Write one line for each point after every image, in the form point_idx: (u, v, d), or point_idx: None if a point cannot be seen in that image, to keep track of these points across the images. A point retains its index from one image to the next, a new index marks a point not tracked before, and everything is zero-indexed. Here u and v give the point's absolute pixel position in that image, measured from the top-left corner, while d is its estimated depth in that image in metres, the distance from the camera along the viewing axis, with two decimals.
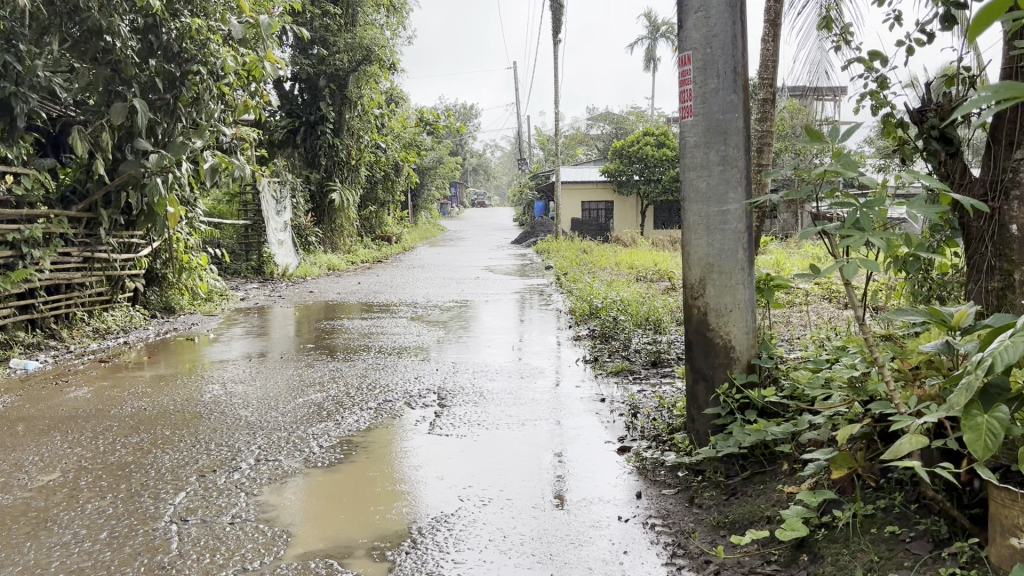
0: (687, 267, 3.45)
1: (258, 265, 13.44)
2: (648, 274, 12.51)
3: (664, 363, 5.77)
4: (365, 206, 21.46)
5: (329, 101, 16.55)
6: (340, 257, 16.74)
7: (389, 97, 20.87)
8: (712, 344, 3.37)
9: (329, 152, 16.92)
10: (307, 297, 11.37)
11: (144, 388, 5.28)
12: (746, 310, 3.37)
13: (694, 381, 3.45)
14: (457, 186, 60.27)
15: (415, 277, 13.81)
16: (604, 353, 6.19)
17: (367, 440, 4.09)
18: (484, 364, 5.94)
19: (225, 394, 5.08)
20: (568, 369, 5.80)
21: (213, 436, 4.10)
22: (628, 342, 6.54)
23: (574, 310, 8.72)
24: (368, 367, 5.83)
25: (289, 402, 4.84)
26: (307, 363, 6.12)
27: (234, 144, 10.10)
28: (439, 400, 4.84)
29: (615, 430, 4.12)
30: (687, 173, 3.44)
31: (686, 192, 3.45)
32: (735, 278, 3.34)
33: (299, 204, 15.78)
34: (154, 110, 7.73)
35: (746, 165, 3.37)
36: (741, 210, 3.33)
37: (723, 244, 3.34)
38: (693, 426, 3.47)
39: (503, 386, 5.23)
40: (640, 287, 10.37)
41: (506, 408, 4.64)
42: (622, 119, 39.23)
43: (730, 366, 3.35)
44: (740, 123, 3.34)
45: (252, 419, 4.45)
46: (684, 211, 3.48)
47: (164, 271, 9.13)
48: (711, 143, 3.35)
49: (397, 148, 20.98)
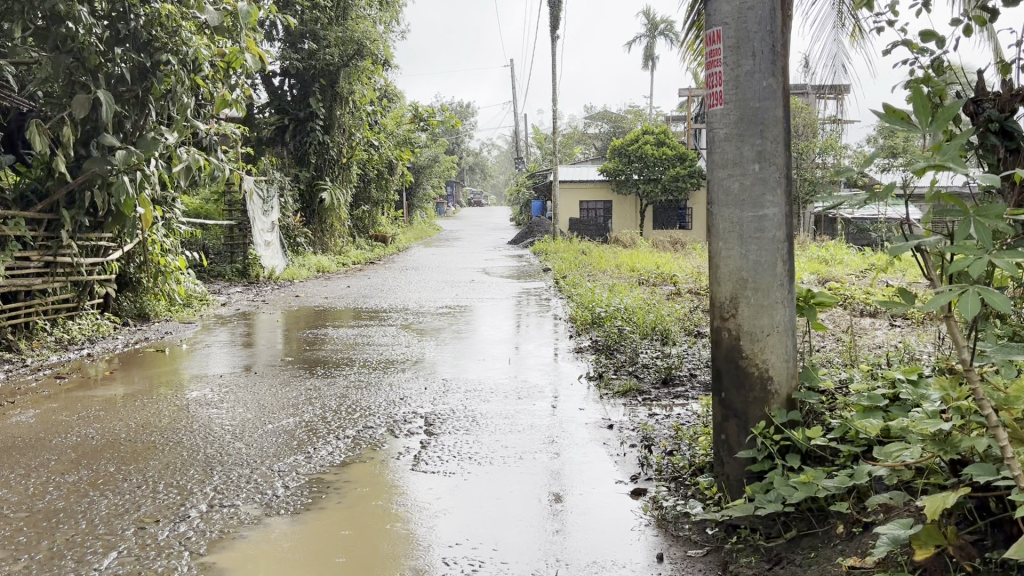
0: (715, 283, 2.92)
1: (243, 267, 12.90)
2: (652, 279, 11.96)
3: (676, 383, 5.24)
4: (357, 205, 20.90)
5: (319, 97, 16.04)
6: (330, 259, 16.20)
7: (383, 94, 20.35)
8: (744, 375, 2.85)
9: (319, 150, 16.39)
10: (293, 303, 10.81)
11: (98, 410, 4.73)
12: (785, 334, 2.84)
13: (724, 418, 2.92)
14: (453, 185, 59.68)
15: (408, 281, 13.25)
16: (609, 369, 5.65)
17: (341, 479, 3.54)
18: (477, 380, 5.40)
19: (187, 419, 4.53)
20: (571, 388, 5.27)
21: (164, 474, 3.55)
22: (635, 356, 6.01)
23: (575, 318, 8.19)
24: (351, 386, 5.29)
25: (257, 429, 4.29)
26: (283, 380, 5.58)
27: (215, 141, 9.56)
28: (425, 427, 4.31)
29: (626, 468, 3.60)
30: (714, 172, 2.92)
31: (713, 194, 2.92)
32: (773, 296, 2.82)
33: (288, 204, 15.23)
34: (122, 103, 7.19)
35: (786, 162, 2.85)
36: (780, 215, 2.81)
37: (759, 257, 2.82)
38: (722, 470, 2.94)
39: (498, 409, 4.69)
40: (643, 293, 9.82)
41: (501, 437, 4.11)
42: (620, 118, 38.67)
43: (766, 401, 2.83)
44: (779, 113, 2.82)
45: (211, 450, 3.91)
46: (710, 215, 2.94)
47: (138, 275, 8.59)
48: (743, 136, 2.82)
49: (391, 146, 20.40)
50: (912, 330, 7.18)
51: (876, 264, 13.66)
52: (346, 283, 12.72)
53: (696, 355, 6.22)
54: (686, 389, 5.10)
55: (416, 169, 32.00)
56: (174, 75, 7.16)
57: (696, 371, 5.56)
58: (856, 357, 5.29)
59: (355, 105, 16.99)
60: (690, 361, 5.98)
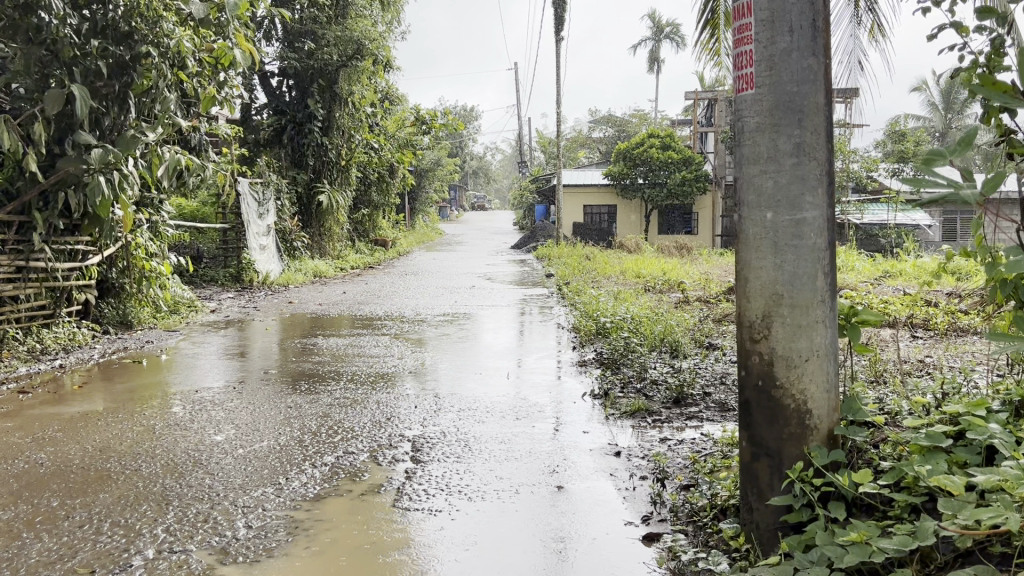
0: (742, 299, 2.50)
1: (236, 272, 12.50)
2: (658, 285, 11.51)
3: (689, 403, 4.81)
4: (357, 209, 20.48)
5: (318, 98, 15.68)
6: (328, 263, 15.79)
7: (384, 96, 19.98)
8: (779, 408, 2.42)
9: (317, 151, 16.00)
10: (285, 309, 10.39)
11: (55, 432, 4.31)
12: (826, 359, 2.43)
13: (753, 457, 2.49)
14: (456, 189, 59.24)
15: (407, 286, 12.82)
16: (616, 386, 5.22)
17: (312, 518, 3.11)
18: (473, 398, 4.97)
19: (151, 442, 4.10)
20: (574, 407, 4.84)
21: (111, 512, 3.12)
22: (644, 371, 5.59)
23: (579, 327, 7.75)
24: (334, 404, 4.86)
25: (225, 456, 3.86)
26: (263, 396, 5.16)
27: (204, 140, 9.18)
28: (413, 454, 3.88)
29: (636, 506, 3.18)
30: (741, 170, 2.50)
31: (740, 195, 2.50)
32: (813, 316, 2.40)
33: (285, 206, 14.82)
34: (101, 99, 6.81)
35: (827, 158, 2.43)
36: (821, 220, 2.39)
37: (796, 268, 2.39)
38: (751, 518, 2.51)
39: (493, 432, 4.25)
40: (650, 301, 9.38)
41: (496, 465, 3.69)
42: (625, 122, 38.25)
43: (804, 437, 2.41)
44: (820, 100, 2.40)
45: (171, 482, 3.48)
46: (738, 220, 2.52)
47: (121, 280, 8.19)
48: (779, 125, 2.40)
49: (391, 149, 20.00)
50: (937, 344, 6.74)
51: (889, 272, 13.22)
52: (343, 288, 12.31)
53: (710, 371, 5.79)
54: (700, 410, 4.67)
55: (419, 173, 31.59)
56: (156, 70, 6.81)
57: (710, 390, 5.14)
58: (883, 374, 4.86)
59: (355, 106, 16.61)
60: (703, 377, 5.55)
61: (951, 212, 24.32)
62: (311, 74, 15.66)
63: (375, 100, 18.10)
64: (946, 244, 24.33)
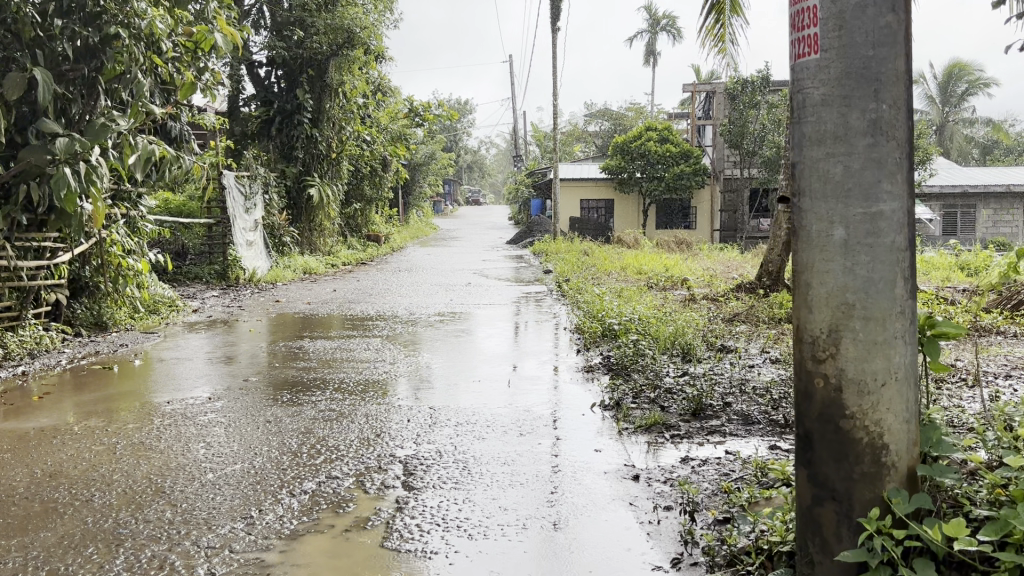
0: (801, 311, 2.06)
1: (222, 269, 12.03)
2: (661, 282, 11.07)
3: (708, 415, 4.39)
4: (349, 204, 20.00)
5: (307, 88, 15.22)
6: (319, 259, 15.32)
7: (376, 88, 19.50)
8: (849, 443, 1.98)
9: (307, 144, 15.51)
10: (272, 308, 9.94)
11: (4, 452, 3.85)
12: (905, 384, 1.99)
13: (815, 500, 2.05)
14: (451, 183, 58.67)
15: (400, 283, 12.34)
16: (627, 395, 4.79)
17: (286, 561, 2.67)
18: (470, 410, 4.52)
19: (110, 466, 3.64)
20: (582, 420, 4.41)
21: (48, 557, 2.67)
22: (656, 378, 5.16)
23: (582, 328, 7.30)
24: (317, 418, 4.40)
25: (191, 482, 3.41)
26: (241, 408, 4.71)
27: (185, 131, 8.72)
28: (405, 479, 3.43)
29: (664, 546, 2.74)
30: (799, 153, 2.05)
31: (799, 183, 2.05)
32: (891, 330, 1.96)
33: (274, 201, 14.32)
34: (67, 85, 6.36)
35: (908, 139, 1.98)
36: (901, 216, 1.95)
37: (871, 272, 1.96)
38: (812, 573, 2.09)
39: (494, 451, 3.81)
40: (654, 299, 8.93)
41: (499, 493, 3.25)
42: (620, 115, 37.80)
43: (880, 477, 1.97)
44: (901, 66, 1.95)
45: (125, 516, 3.03)
46: (795, 214, 2.08)
47: (94, 280, 7.72)
48: (851, 98, 1.95)
49: (384, 142, 19.53)
50: (963, 346, 6.31)
51: None
52: (333, 286, 11.88)
53: (728, 377, 5.36)
54: (721, 424, 4.26)
55: (413, 167, 31.14)
56: (128, 52, 6.38)
57: (731, 400, 4.72)
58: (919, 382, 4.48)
59: (345, 97, 16.13)
60: (720, 385, 5.13)
61: (952, 206, 23.92)
62: (301, 64, 15.22)
63: (366, 91, 17.62)
64: (948, 239, 23.93)
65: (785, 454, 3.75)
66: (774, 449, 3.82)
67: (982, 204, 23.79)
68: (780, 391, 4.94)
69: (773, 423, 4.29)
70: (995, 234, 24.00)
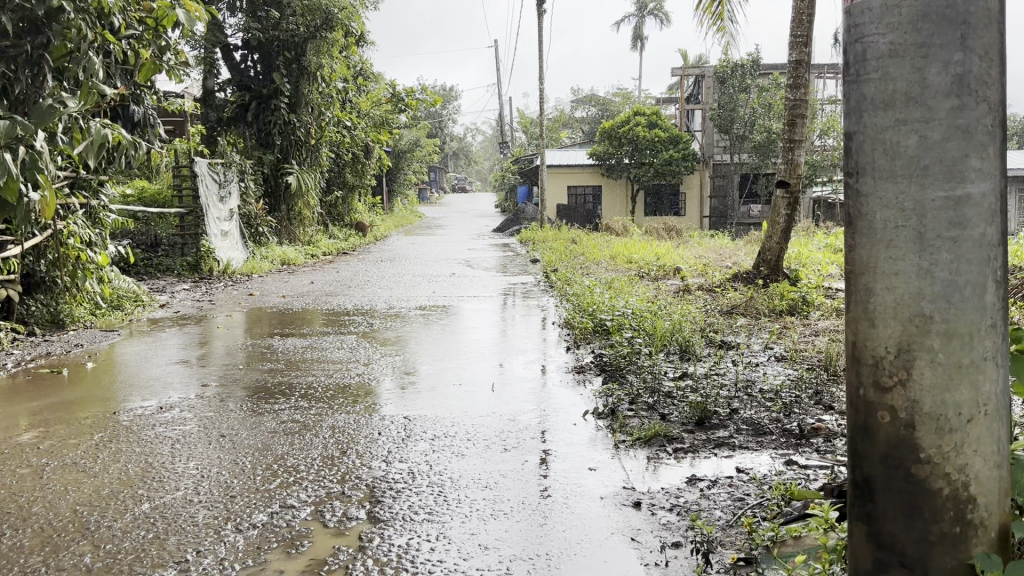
0: (860, 322, 1.61)
1: (194, 261, 11.47)
2: (653, 272, 10.62)
3: (714, 424, 3.96)
4: (330, 191, 19.44)
5: (284, 72, 14.65)
6: (298, 249, 14.79)
7: (357, 72, 18.92)
8: (925, 495, 1.54)
9: (284, 130, 14.92)
10: (245, 301, 9.43)
11: None
12: (996, 419, 1.55)
13: (881, 564, 1.62)
14: (436, 170, 57.93)
15: (381, 274, 11.85)
16: (622, 400, 4.34)
17: None
18: (449, 421, 4.05)
19: (31, 495, 3.14)
20: (574, 432, 3.95)
21: None
22: (655, 381, 4.71)
23: (571, 323, 6.84)
24: (277, 432, 3.92)
25: (121, 516, 2.92)
26: (193, 420, 4.21)
27: (149, 115, 8.25)
28: (369, 511, 2.96)
29: None
30: (856, 117, 1.59)
31: (857, 157, 1.59)
32: (980, 350, 1.52)
33: (250, 189, 13.75)
34: (11, 63, 5.84)
35: (1000, 103, 1.52)
36: (993, 203, 1.50)
37: (953, 275, 1.51)
38: None
39: (473, 472, 3.35)
40: (647, 290, 8.48)
41: (479, 527, 2.79)
42: (607, 101, 37.24)
43: (963, 538, 1.54)
44: (993, 4, 1.49)
45: (35, 564, 2.54)
46: (852, 197, 1.62)
47: (50, 274, 7.21)
48: (927, 49, 1.50)
49: (366, 128, 18.98)
50: None
51: None
52: (311, 278, 11.39)
53: (732, 378, 4.92)
54: (729, 435, 3.83)
55: (397, 154, 30.52)
56: (77, 26, 5.86)
57: (737, 406, 4.29)
58: None
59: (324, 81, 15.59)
60: (724, 387, 4.70)
61: None
62: (276, 46, 14.63)
63: (346, 75, 17.06)
64: None
65: (803, 472, 3.32)
66: (792, 466, 3.39)
67: None
68: (790, 396, 4.52)
69: (786, 434, 3.87)
70: None
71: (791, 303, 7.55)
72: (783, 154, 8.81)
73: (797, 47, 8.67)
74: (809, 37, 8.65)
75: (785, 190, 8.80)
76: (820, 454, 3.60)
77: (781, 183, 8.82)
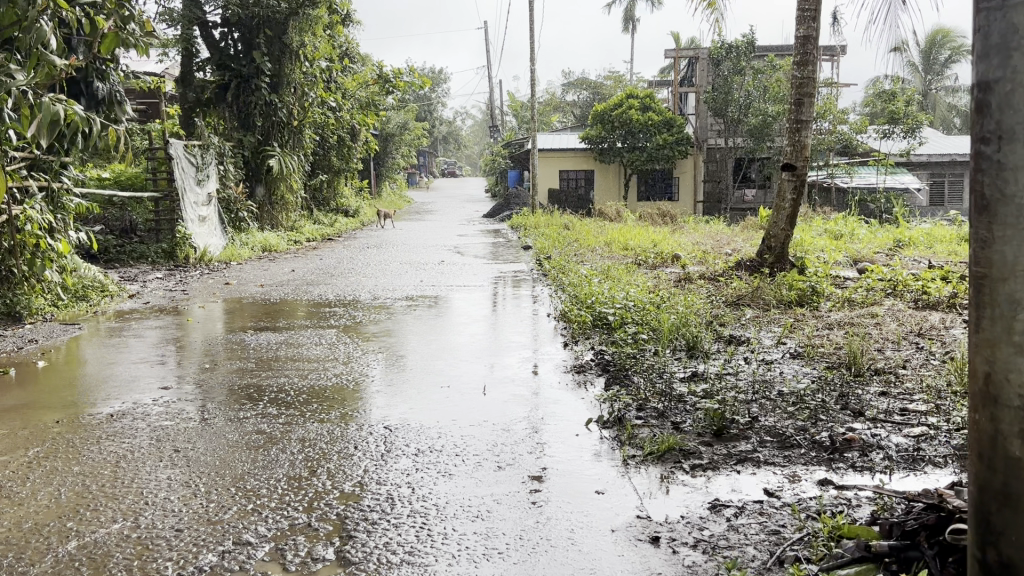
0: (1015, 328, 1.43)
1: (170, 249, 10.93)
2: (650, 259, 10.16)
3: (733, 436, 3.50)
4: (315, 175, 18.87)
5: (265, 50, 14.06)
6: (280, 235, 14.25)
7: (342, 51, 18.32)
8: None
9: (266, 111, 14.35)
10: (220, 291, 8.91)
11: None
12: None
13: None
14: (425, 154, 57.10)
15: (365, 262, 11.34)
16: (629, 406, 3.89)
17: None
18: (435, 433, 3.59)
19: None
20: (576, 445, 3.49)
21: None
22: (662, 383, 4.26)
23: (567, 315, 6.38)
24: (237, 448, 3.45)
25: (40, 560, 2.44)
26: (142, 430, 3.72)
27: (116, 91, 7.83)
28: (339, 549, 2.50)
29: None
30: (1001, 67, 1.44)
31: (997, 120, 1.45)
32: None
33: (229, 172, 13.20)
34: None
35: None
36: None
37: None
38: None
39: (462, 497, 2.89)
40: (646, 279, 8.03)
41: (470, 572, 2.33)
42: (598, 83, 36.58)
43: None
44: None
45: None
46: (997, 173, 1.46)
47: (7, 262, 6.71)
48: None
49: (352, 110, 18.40)
50: None
51: (897, 244, 12.10)
52: (292, 265, 10.88)
53: (745, 379, 4.46)
54: (751, 448, 3.38)
55: (384, 137, 29.85)
56: None
57: (755, 412, 3.83)
58: None
59: (307, 60, 15.04)
60: (740, 389, 4.24)
61: (939, 174, 23.41)
62: (257, 23, 14.03)
63: (330, 54, 16.49)
64: (937, 209, 23.51)
65: (844, 497, 2.86)
66: (830, 491, 2.94)
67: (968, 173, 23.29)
68: (814, 401, 4.07)
69: (816, 447, 3.42)
70: None
71: (800, 294, 7.13)
72: (788, 135, 8.34)
73: (805, 22, 8.21)
74: (818, 12, 8.20)
75: (791, 173, 8.32)
76: (857, 472, 3.16)
77: (787, 165, 8.33)
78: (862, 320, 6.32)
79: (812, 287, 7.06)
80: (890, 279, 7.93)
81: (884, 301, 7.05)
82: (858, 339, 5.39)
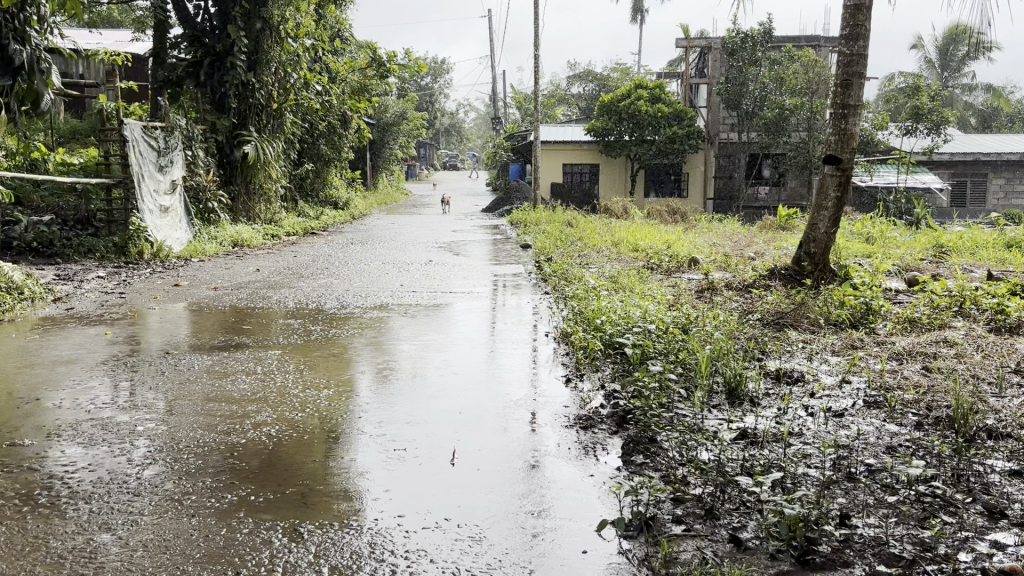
0: None
1: (122, 242, 9.67)
2: (664, 264, 8.91)
3: (826, 565, 2.26)
4: (301, 164, 17.60)
5: (241, 25, 12.80)
6: (254, 228, 13.02)
7: (330, 31, 17.01)
8: None
9: (242, 91, 13.09)
10: (167, 293, 7.67)
11: None
12: None
13: None
14: (426, 146, 55.76)
15: (344, 261, 10.12)
16: (660, 501, 2.63)
17: None
18: (366, 549, 2.33)
19: None
20: (580, 571, 2.24)
21: None
22: (703, 455, 2.99)
23: (570, 337, 5.13)
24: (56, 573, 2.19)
25: None
26: None
27: (40, 55, 6.59)
28: None
29: None
30: None
31: None
32: None
33: (198, 158, 11.96)
34: None
35: None
36: None
37: None
38: None
39: None
40: (662, 289, 6.78)
41: None
42: (605, 76, 35.26)
43: None
44: None
45: None
46: None
47: None
48: None
49: (342, 95, 17.14)
50: None
51: (937, 250, 10.84)
52: (256, 264, 9.62)
53: (818, 446, 3.21)
54: None
55: (381, 126, 28.56)
56: None
57: (847, 511, 2.59)
58: None
59: (289, 37, 13.78)
60: (815, 465, 3.00)
61: (962, 174, 22.11)
62: None
63: (316, 33, 15.19)
64: (956, 210, 22.23)
65: None
66: None
67: (993, 173, 21.98)
68: (927, 487, 2.82)
69: None
70: (1007, 206, 22.18)
71: (852, 313, 5.88)
72: (832, 123, 7.09)
73: None
74: None
75: (835, 167, 7.06)
76: None
77: (830, 158, 7.08)
78: (936, 349, 5.08)
79: (868, 303, 5.82)
80: (952, 294, 6.67)
81: (953, 323, 5.81)
82: (949, 381, 4.11)
